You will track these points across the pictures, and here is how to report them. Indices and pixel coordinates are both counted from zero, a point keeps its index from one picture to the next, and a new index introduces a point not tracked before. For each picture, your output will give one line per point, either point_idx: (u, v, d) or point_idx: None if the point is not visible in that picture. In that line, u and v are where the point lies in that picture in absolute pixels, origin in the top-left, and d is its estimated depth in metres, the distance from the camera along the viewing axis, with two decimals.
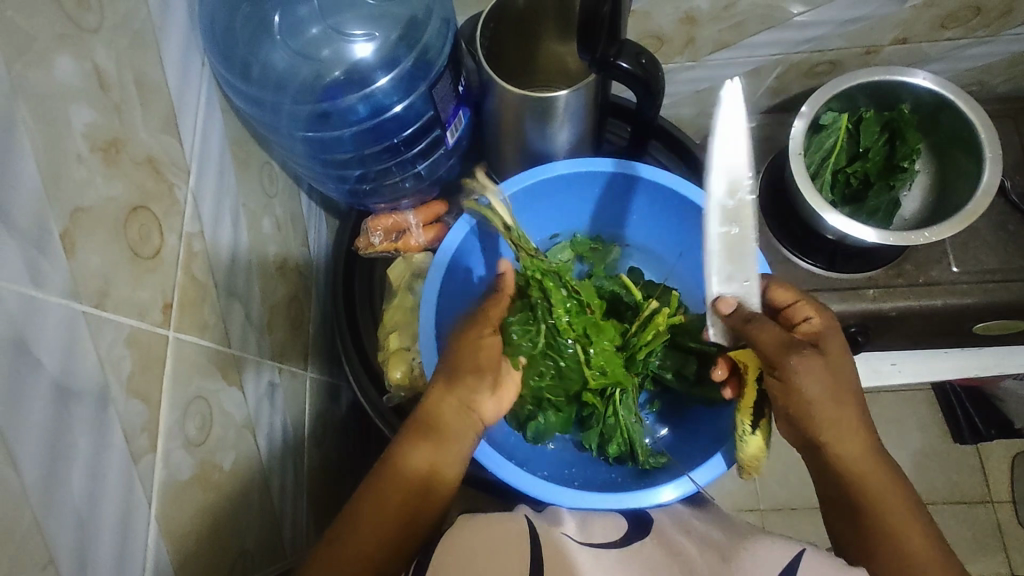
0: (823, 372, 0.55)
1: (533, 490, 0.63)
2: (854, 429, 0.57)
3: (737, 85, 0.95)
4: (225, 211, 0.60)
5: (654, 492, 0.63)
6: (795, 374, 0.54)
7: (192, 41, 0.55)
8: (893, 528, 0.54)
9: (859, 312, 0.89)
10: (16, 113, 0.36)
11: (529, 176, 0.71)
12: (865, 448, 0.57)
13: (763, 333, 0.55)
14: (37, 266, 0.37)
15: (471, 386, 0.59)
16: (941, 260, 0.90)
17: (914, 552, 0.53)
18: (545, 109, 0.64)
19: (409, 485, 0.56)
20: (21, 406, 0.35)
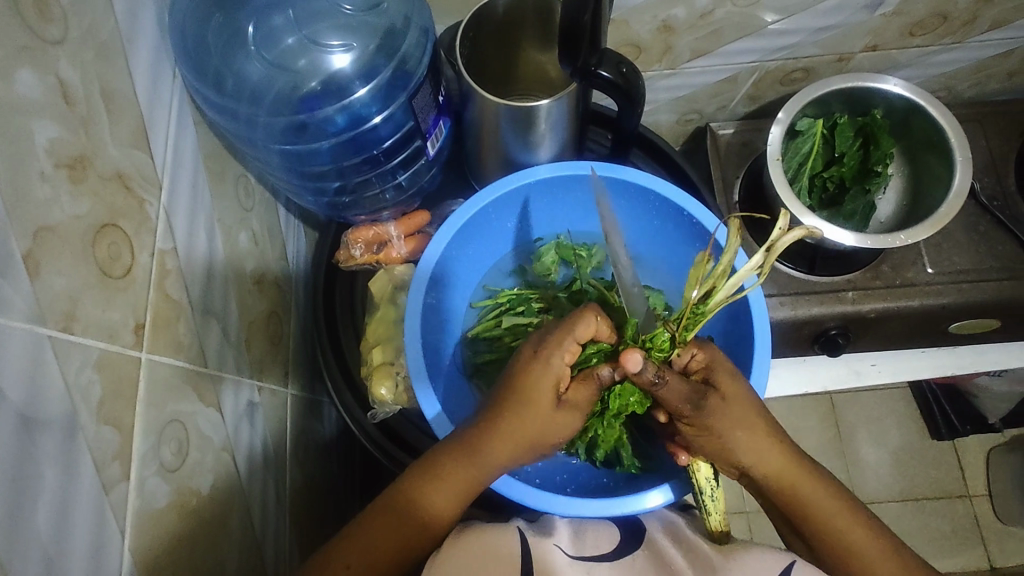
0: (731, 413, 0.56)
1: (525, 500, 0.62)
2: (773, 448, 0.58)
3: (715, 92, 0.96)
4: (200, 226, 0.58)
5: (642, 497, 0.62)
6: (710, 421, 0.55)
7: (161, 52, 0.53)
8: (840, 537, 0.57)
9: (841, 314, 0.90)
10: None
11: (510, 181, 0.70)
12: (789, 463, 0.58)
13: (667, 389, 0.54)
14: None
15: (525, 454, 0.56)
16: (916, 262, 0.92)
17: (862, 548, 0.57)
18: (527, 118, 0.63)
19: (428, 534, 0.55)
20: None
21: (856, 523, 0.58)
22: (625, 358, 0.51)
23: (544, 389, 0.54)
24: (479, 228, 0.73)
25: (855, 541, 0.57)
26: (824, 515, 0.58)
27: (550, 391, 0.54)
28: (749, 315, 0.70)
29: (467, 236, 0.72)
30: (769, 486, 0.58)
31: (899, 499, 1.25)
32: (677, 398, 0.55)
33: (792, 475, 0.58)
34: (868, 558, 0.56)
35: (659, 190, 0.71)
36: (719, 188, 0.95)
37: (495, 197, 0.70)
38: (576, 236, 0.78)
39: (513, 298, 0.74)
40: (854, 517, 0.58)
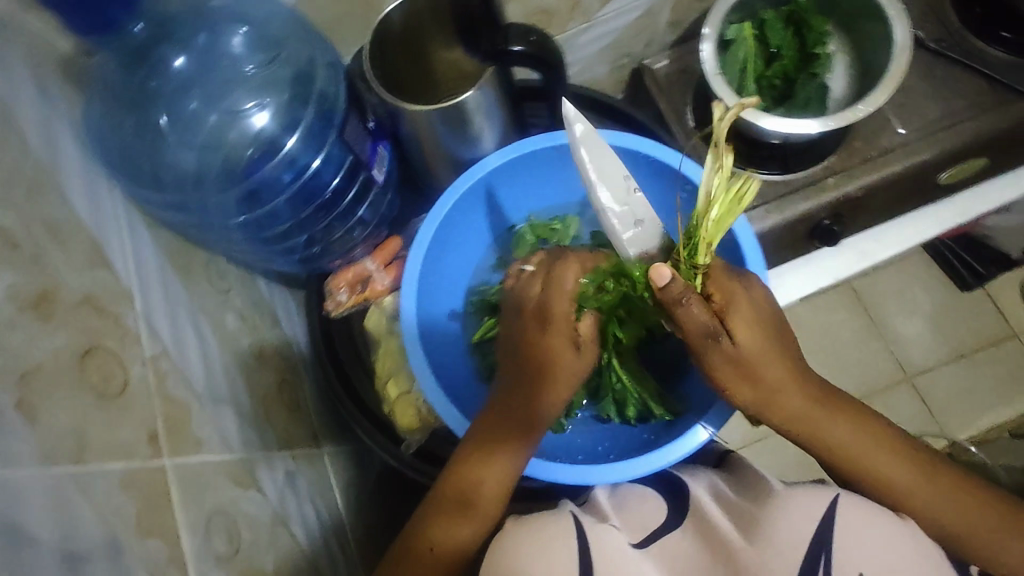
0: (734, 362, 0.52)
1: (567, 478, 0.62)
2: (791, 390, 0.54)
3: (638, 29, 0.95)
4: (183, 322, 0.59)
5: (687, 438, 0.62)
6: (708, 361, 0.53)
7: (90, 168, 0.54)
8: (873, 471, 0.56)
9: (828, 203, 0.90)
10: None
11: (465, 180, 0.69)
12: (812, 406, 0.55)
13: (687, 314, 0.50)
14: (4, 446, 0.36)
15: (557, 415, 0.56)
16: (885, 128, 0.90)
17: (896, 480, 0.56)
18: (458, 114, 0.63)
19: (484, 523, 0.56)
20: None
21: (889, 455, 0.56)
22: (656, 269, 0.49)
23: (559, 347, 0.53)
24: (449, 238, 0.72)
25: (906, 480, 0.56)
26: (874, 462, 0.56)
27: (564, 341, 0.53)
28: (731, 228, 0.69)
29: (441, 246, 0.72)
30: (789, 431, 0.56)
31: (949, 360, 1.24)
32: (697, 324, 0.50)
33: (814, 415, 0.55)
34: (907, 487, 0.55)
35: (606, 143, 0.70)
36: (673, 120, 0.94)
37: (452, 204, 0.70)
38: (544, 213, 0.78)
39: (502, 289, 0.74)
40: (886, 448, 0.56)
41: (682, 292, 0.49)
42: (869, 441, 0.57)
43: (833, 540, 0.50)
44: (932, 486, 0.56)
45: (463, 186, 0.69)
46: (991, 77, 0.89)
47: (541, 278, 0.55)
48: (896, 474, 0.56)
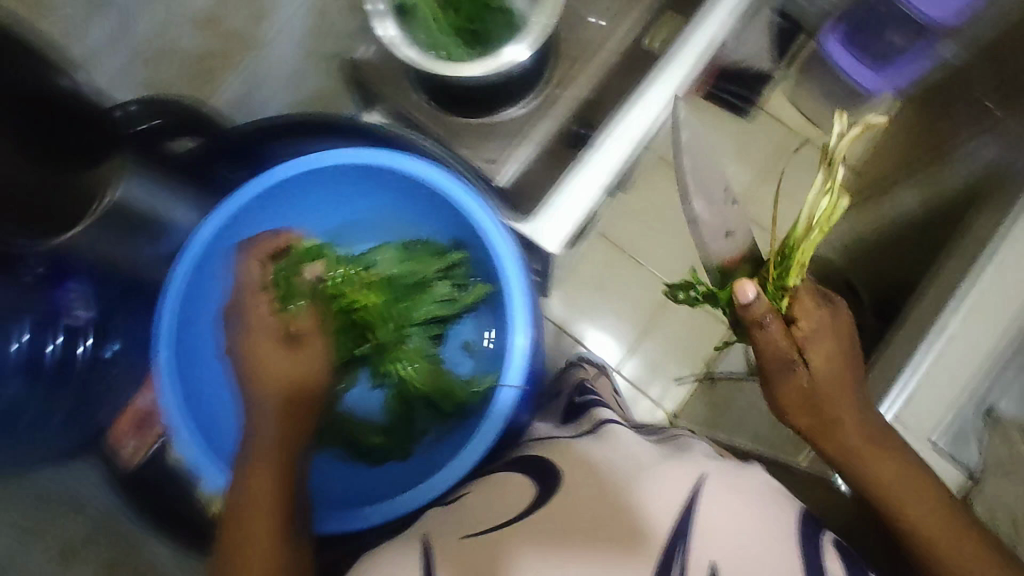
0: (776, 374, 0.67)
1: (402, 507, 0.76)
2: (840, 387, 0.67)
3: (327, 28, 0.92)
4: None
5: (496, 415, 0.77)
6: (774, 381, 0.68)
7: None
8: (823, 422, 0.67)
9: (569, 114, 0.94)
10: None
11: (206, 233, 0.79)
12: (835, 369, 0.67)
13: (768, 328, 0.65)
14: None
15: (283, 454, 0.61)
16: (586, 26, 0.94)
17: (887, 478, 0.66)
18: (118, 215, 0.77)
19: (276, 532, 0.59)
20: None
21: (854, 412, 0.67)
22: (744, 284, 0.64)
23: (266, 350, 0.62)
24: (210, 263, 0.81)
25: (924, 517, 0.64)
26: (840, 405, 0.66)
27: (272, 338, 0.62)
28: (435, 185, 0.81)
29: (192, 296, 0.81)
30: (805, 418, 0.68)
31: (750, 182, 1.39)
32: (776, 342, 0.66)
33: (828, 384, 0.66)
34: (860, 457, 0.67)
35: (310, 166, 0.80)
36: (404, 102, 0.94)
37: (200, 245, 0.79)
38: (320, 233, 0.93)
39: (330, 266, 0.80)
40: (853, 405, 0.67)
41: (767, 315, 0.65)
42: (921, 494, 0.65)
43: (690, 532, 0.55)
44: (910, 498, 0.65)
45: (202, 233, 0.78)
46: None
47: (236, 288, 0.67)
48: (921, 515, 0.64)
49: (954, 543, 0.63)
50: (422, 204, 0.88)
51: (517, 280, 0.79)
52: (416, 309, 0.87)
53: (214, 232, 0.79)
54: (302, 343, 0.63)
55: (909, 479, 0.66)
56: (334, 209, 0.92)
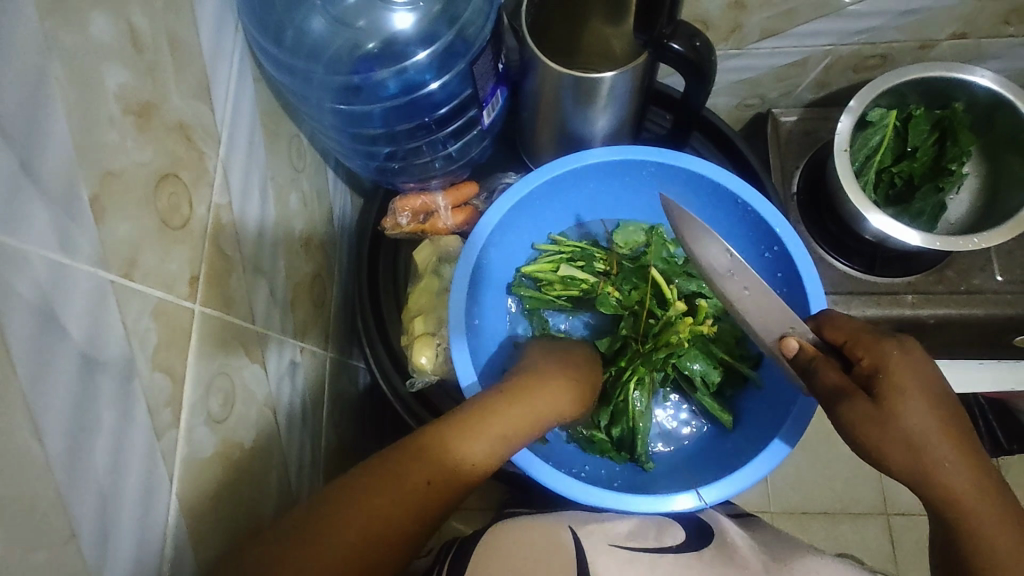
0: None
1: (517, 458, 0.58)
2: None
3: (782, 77, 0.90)
4: (254, 185, 0.58)
5: (670, 499, 0.57)
6: None
7: (226, 7, 0.53)
8: None
9: (896, 318, 0.87)
10: (53, 85, 0.35)
11: (604, 152, 0.65)
12: None
13: None
14: (20, 202, 0.33)
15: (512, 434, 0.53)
16: (984, 268, 0.87)
17: None
18: (586, 90, 0.60)
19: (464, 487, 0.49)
20: (45, 359, 0.34)
21: None
22: None
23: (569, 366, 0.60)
24: (523, 216, 0.68)
25: (960, 476, 0.47)
26: None
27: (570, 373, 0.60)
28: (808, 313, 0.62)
29: (555, 187, 0.68)
30: None
31: None
32: None
33: None
34: None
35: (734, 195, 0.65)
36: (776, 177, 0.91)
37: (528, 190, 0.66)
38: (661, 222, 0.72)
39: (577, 249, 0.69)
40: None
41: (811, 360, 0.54)
42: (940, 431, 0.48)
43: None
44: (909, 379, 0.50)
45: (600, 157, 0.65)
46: None
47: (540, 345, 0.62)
48: (953, 468, 0.47)
49: (980, 490, 0.47)
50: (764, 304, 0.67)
51: (776, 456, 0.59)
52: (689, 362, 0.65)
53: (604, 160, 0.66)
54: (432, 198, 0.74)
55: (923, 359, 0.51)
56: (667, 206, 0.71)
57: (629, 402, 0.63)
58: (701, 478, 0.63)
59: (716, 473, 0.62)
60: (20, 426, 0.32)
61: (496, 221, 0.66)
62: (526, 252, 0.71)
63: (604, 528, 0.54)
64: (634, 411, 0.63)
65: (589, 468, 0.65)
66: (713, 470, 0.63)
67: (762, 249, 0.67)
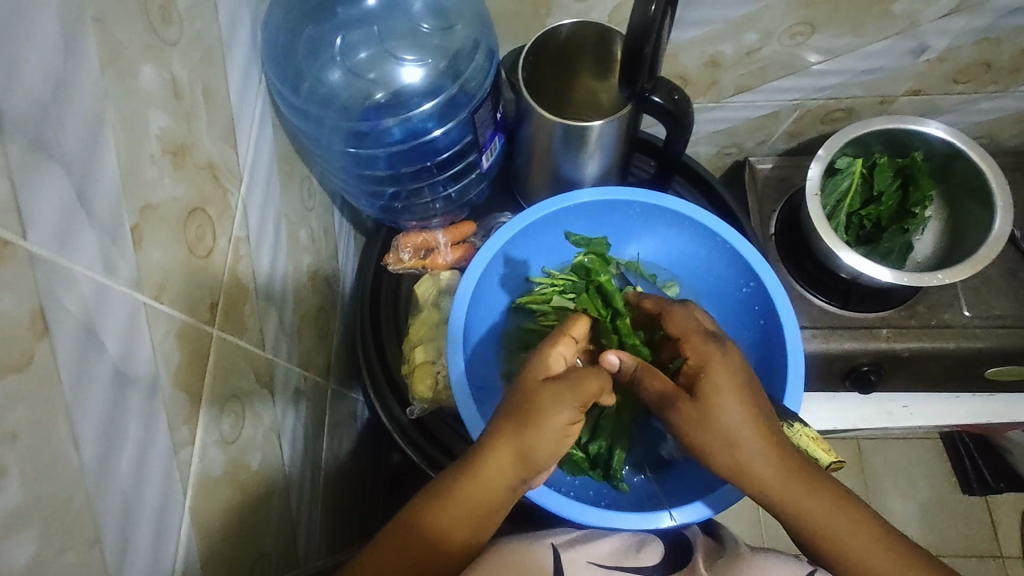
0: None
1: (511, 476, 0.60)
2: None
3: (756, 127, 0.98)
4: (268, 220, 0.63)
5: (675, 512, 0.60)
6: None
7: (252, 59, 0.59)
8: None
9: (873, 351, 0.91)
10: (106, 128, 0.39)
11: (592, 193, 0.70)
12: None
13: None
14: (74, 228, 0.36)
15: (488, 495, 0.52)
16: (952, 304, 0.92)
17: None
18: (578, 137, 0.65)
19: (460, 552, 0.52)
20: (85, 372, 0.37)
21: None
22: None
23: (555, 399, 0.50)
24: (517, 251, 0.73)
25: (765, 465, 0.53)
26: None
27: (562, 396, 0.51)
28: (784, 358, 0.66)
29: (546, 226, 0.73)
30: None
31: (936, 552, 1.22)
32: None
33: None
34: None
35: (713, 232, 0.70)
36: (755, 220, 0.97)
37: (521, 226, 0.71)
38: (648, 261, 0.77)
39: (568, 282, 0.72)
40: None
41: (636, 368, 0.59)
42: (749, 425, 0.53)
43: None
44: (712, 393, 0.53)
45: (588, 197, 0.70)
46: None
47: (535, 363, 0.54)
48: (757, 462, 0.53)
49: (785, 475, 0.53)
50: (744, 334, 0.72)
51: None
52: None
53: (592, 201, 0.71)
54: (432, 236, 0.79)
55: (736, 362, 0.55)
56: (650, 244, 0.75)
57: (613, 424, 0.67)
58: (689, 492, 0.65)
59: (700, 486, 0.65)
60: (60, 432, 0.34)
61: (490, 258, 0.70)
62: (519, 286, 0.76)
63: (587, 547, 0.55)
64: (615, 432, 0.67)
65: (577, 486, 0.66)
66: (691, 490, 0.65)
67: (741, 284, 0.71)
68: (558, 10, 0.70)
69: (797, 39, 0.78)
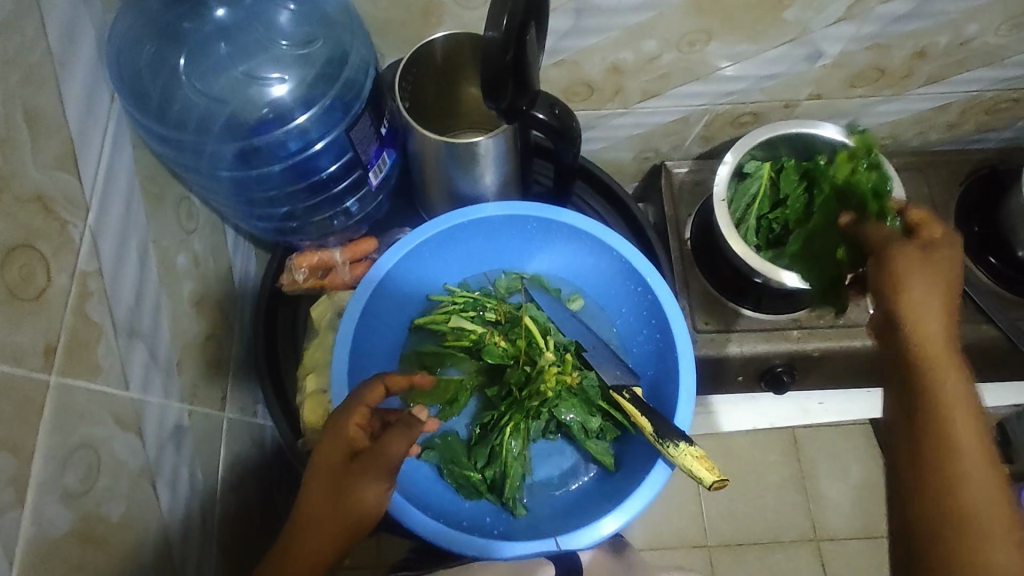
0: None
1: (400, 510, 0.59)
2: None
3: (669, 132, 0.97)
4: (131, 248, 0.58)
5: (597, 525, 0.61)
6: None
7: (98, 80, 0.54)
8: None
9: (784, 352, 0.93)
10: None
11: (484, 210, 0.68)
12: None
13: None
14: None
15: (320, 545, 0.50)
16: (859, 303, 0.94)
17: None
18: (465, 153, 0.63)
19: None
20: None
21: None
22: None
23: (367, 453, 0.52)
24: (414, 268, 0.71)
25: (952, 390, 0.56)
26: None
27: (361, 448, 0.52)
28: (677, 369, 0.66)
29: (442, 244, 0.70)
30: None
31: None
32: None
33: None
34: None
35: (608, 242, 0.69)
36: (671, 226, 0.97)
37: (414, 245, 0.68)
38: (553, 274, 0.75)
39: (468, 299, 0.71)
40: None
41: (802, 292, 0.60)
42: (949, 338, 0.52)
43: None
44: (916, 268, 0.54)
45: (480, 213, 0.68)
46: (964, 291, 0.94)
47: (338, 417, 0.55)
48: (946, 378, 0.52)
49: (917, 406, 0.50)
50: (646, 343, 0.71)
51: (654, 489, 0.61)
52: (564, 412, 0.66)
53: (485, 217, 0.69)
54: (331, 257, 0.76)
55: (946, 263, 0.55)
56: (552, 256, 0.74)
57: (507, 448, 0.65)
58: (592, 513, 0.65)
59: (598, 506, 0.65)
60: None
61: (378, 282, 0.67)
62: (421, 304, 0.73)
63: None
64: (509, 455, 0.65)
65: (472, 513, 0.65)
66: (588, 512, 0.65)
67: (635, 285, 0.70)
68: (446, 19, 0.67)
69: (696, 46, 0.78)
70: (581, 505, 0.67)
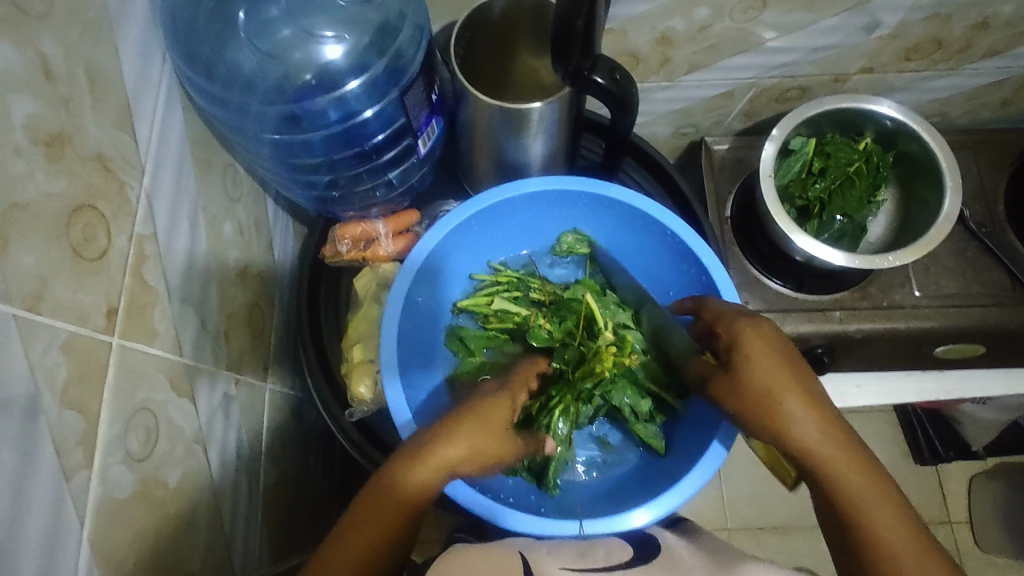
0: None
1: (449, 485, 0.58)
2: None
3: (711, 107, 0.95)
4: (182, 215, 0.57)
5: (625, 516, 0.59)
6: None
7: (151, 38, 0.53)
8: None
9: (826, 333, 0.91)
10: None
11: (530, 184, 0.67)
12: None
13: None
14: None
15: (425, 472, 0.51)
16: (903, 285, 0.92)
17: None
18: (518, 120, 0.62)
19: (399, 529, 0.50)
20: None
21: None
22: None
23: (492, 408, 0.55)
24: (461, 242, 0.69)
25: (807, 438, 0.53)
26: None
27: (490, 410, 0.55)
28: None
29: (490, 218, 0.69)
30: None
31: None
32: None
33: None
34: None
35: (661, 218, 0.67)
36: (711, 203, 0.96)
37: (461, 219, 0.67)
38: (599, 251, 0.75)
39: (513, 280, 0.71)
40: None
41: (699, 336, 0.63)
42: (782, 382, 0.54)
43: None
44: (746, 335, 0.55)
45: (528, 187, 0.66)
46: (1012, 273, 0.92)
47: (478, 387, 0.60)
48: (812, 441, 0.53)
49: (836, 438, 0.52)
50: None
51: (700, 478, 0.60)
52: (618, 395, 0.67)
53: (536, 190, 0.67)
54: (372, 228, 0.75)
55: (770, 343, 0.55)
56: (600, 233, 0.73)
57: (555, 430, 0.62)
58: (633, 497, 0.64)
59: (644, 489, 0.64)
60: None
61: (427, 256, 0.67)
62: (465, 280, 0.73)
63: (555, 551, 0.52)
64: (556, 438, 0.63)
65: (516, 489, 0.65)
66: (633, 495, 0.65)
67: (686, 264, 0.69)
68: None
69: (749, 14, 0.75)
70: (623, 487, 0.67)
